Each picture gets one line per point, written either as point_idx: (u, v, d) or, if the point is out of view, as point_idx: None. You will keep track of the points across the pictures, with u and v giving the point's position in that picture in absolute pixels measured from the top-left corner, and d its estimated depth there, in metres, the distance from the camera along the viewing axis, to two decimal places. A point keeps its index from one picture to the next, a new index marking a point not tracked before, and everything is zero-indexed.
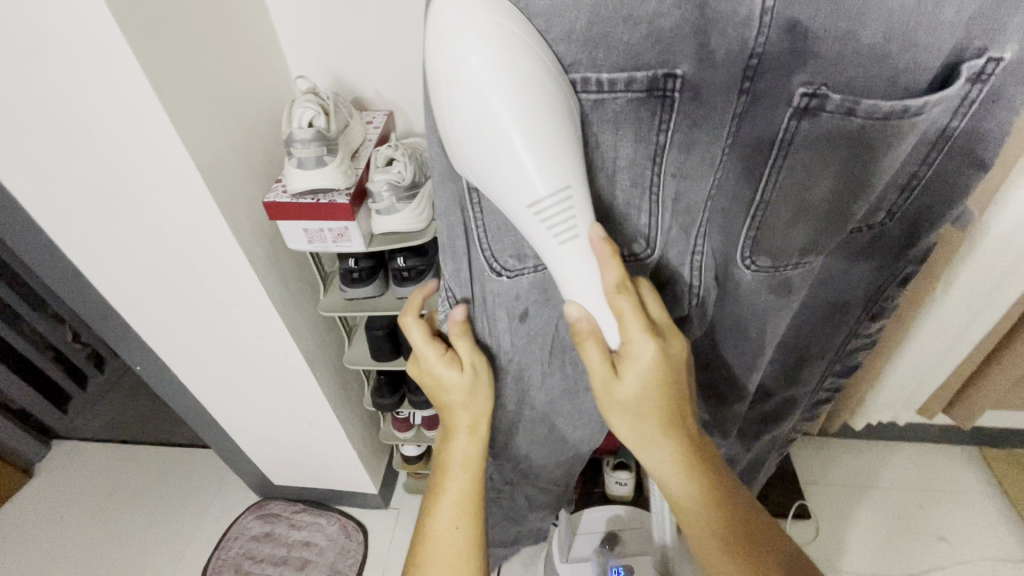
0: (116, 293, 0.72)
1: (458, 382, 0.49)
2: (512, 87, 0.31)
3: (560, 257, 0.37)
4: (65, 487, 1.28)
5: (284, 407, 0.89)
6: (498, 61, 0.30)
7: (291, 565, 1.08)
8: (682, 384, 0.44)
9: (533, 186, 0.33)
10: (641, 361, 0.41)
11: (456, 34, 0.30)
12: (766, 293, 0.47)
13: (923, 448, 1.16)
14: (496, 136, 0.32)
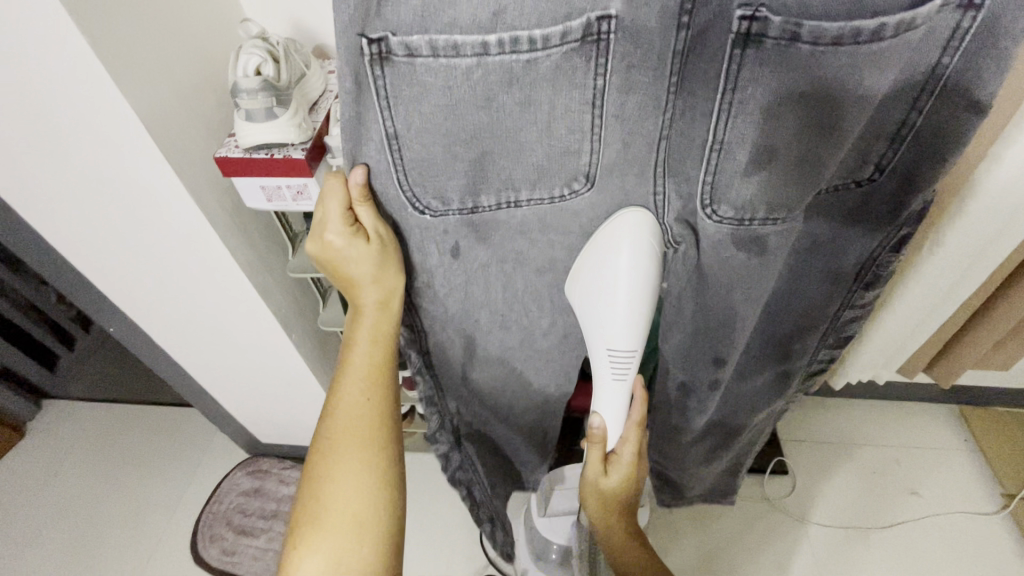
0: (78, 257, 0.70)
1: (361, 252, 0.44)
2: (637, 279, 0.42)
3: (607, 387, 0.47)
4: (58, 446, 1.31)
5: (263, 368, 0.89)
6: (637, 266, 0.42)
7: (281, 519, 1.11)
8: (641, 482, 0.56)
9: (615, 342, 0.44)
10: (624, 462, 0.52)
11: (619, 236, 0.43)
12: (733, 248, 0.44)
13: (905, 407, 1.17)
14: (603, 300, 0.44)
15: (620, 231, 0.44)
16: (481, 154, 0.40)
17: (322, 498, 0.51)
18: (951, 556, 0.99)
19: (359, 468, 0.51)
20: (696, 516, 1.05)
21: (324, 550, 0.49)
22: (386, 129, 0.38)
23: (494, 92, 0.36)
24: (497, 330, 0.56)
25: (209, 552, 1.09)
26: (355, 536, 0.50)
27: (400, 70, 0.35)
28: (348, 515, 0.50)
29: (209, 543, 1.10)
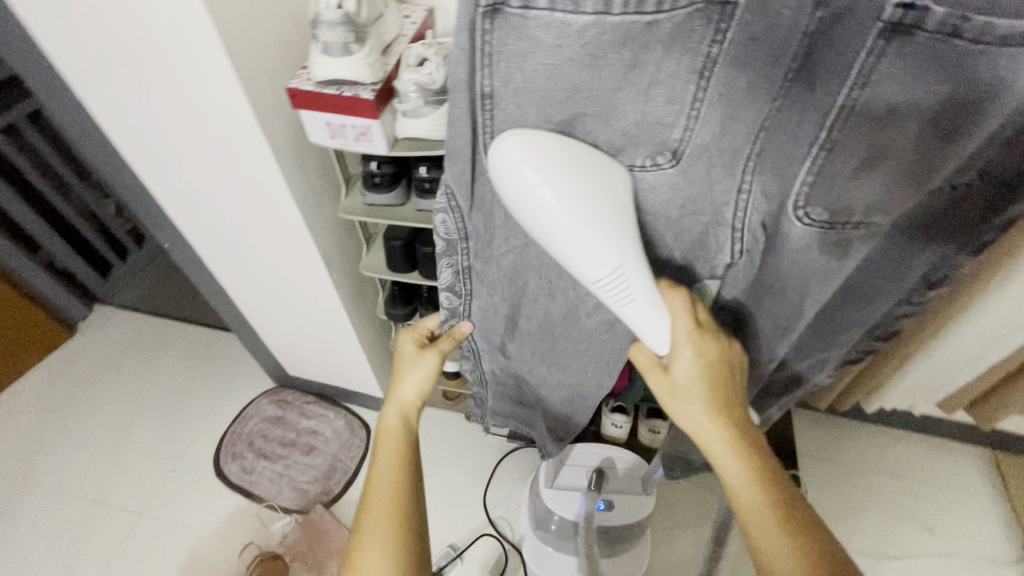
0: (147, 170, 0.72)
1: (418, 352, 0.61)
2: (556, 184, 0.37)
3: (629, 310, 0.42)
4: (103, 348, 1.38)
5: (301, 303, 0.92)
6: (545, 168, 0.37)
7: (298, 449, 1.16)
8: (726, 378, 0.46)
9: (592, 268, 0.39)
10: (678, 346, 0.44)
11: (518, 166, 0.37)
12: (815, 251, 0.42)
13: (933, 441, 1.13)
14: (546, 225, 0.38)
15: (515, 161, 0.37)
16: (572, 117, 0.38)
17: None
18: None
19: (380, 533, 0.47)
20: (700, 514, 1.06)
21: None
22: (483, 87, 0.37)
23: (605, 52, 0.35)
24: (543, 296, 0.55)
25: (228, 468, 1.14)
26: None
27: (512, 22, 0.34)
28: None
29: (230, 459, 1.15)
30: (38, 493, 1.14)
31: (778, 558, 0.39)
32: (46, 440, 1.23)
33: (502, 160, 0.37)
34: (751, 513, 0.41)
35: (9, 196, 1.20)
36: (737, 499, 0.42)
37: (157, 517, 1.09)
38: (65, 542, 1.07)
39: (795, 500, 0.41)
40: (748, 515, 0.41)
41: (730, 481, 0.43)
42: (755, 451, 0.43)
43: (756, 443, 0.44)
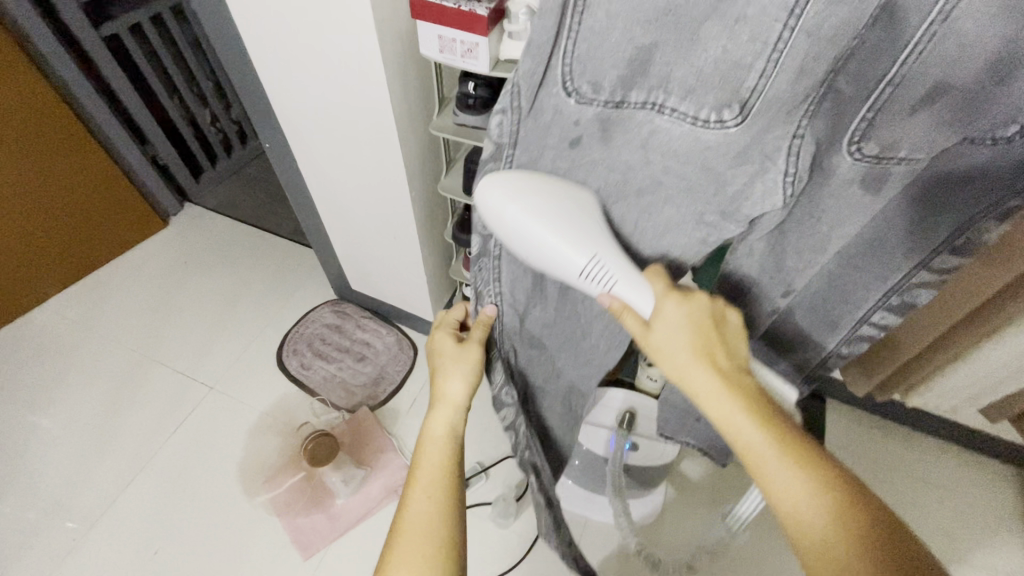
0: (266, 68, 0.80)
1: (453, 346, 0.55)
2: (529, 189, 0.39)
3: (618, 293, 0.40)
4: (190, 242, 1.52)
5: (377, 216, 0.98)
6: (516, 183, 0.39)
7: (351, 355, 1.27)
8: (720, 336, 0.41)
9: (575, 259, 0.39)
10: (672, 307, 0.40)
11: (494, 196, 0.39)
12: (854, 185, 0.39)
13: (969, 455, 1.12)
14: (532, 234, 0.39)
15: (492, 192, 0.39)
16: (651, 44, 0.33)
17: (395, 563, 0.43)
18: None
19: (433, 522, 0.45)
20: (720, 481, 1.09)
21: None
22: None
23: None
24: None
25: (289, 361, 1.25)
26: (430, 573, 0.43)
27: None
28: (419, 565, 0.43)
29: (291, 354, 1.26)
30: (125, 356, 1.29)
31: (803, 507, 0.35)
32: (135, 314, 1.36)
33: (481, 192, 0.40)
34: (760, 466, 0.37)
35: (127, 86, 1.31)
36: (744, 453, 0.38)
37: (224, 394, 1.21)
38: (145, 402, 1.21)
39: (807, 447, 0.37)
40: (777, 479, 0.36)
41: (733, 439, 0.38)
42: (756, 405, 0.38)
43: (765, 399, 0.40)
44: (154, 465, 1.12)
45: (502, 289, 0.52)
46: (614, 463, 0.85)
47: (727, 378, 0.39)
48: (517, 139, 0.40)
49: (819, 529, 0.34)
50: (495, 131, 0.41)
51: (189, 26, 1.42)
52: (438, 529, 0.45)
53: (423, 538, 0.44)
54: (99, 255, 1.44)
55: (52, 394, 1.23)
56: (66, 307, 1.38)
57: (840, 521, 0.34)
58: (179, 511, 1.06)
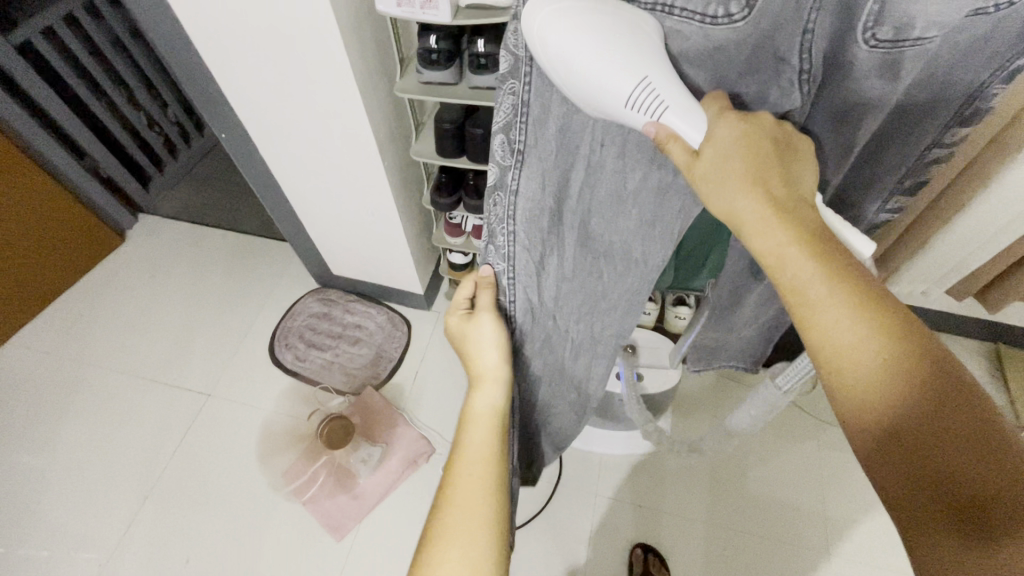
0: (210, 52, 0.75)
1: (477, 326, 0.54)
2: (584, 5, 0.33)
3: (669, 120, 0.34)
4: (152, 254, 1.46)
5: (350, 193, 0.96)
6: (566, 0, 0.34)
7: (345, 340, 1.26)
8: (777, 169, 0.35)
9: (622, 88, 0.34)
10: (722, 137, 0.35)
11: (542, 19, 0.34)
12: (872, 78, 0.38)
13: (936, 336, 1.22)
14: (582, 60, 0.34)
15: (540, 14, 0.34)
16: None
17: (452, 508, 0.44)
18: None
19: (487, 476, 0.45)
20: (714, 403, 1.15)
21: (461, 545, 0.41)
22: None
23: None
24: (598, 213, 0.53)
25: (283, 355, 1.24)
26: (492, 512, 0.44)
27: None
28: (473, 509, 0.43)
29: (284, 349, 1.25)
30: (107, 379, 1.24)
31: (850, 343, 0.32)
32: (110, 334, 1.31)
33: (526, 20, 0.35)
34: (810, 303, 0.33)
35: (51, 96, 1.22)
36: (789, 288, 0.34)
37: (223, 398, 1.19)
38: (141, 421, 1.18)
39: (880, 296, 0.33)
40: (838, 325, 0.32)
41: (780, 273, 0.34)
42: (821, 243, 0.33)
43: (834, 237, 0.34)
44: (164, 478, 1.10)
45: (515, 226, 0.47)
46: (630, 394, 0.90)
47: (785, 208, 0.34)
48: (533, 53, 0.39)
49: (860, 364, 0.32)
50: (511, 42, 0.40)
51: (106, 24, 1.32)
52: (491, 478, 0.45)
53: (477, 485, 0.45)
54: (59, 281, 1.36)
55: (37, 429, 1.17)
56: (33, 339, 1.31)
57: (889, 355, 0.31)
58: (201, 519, 1.05)
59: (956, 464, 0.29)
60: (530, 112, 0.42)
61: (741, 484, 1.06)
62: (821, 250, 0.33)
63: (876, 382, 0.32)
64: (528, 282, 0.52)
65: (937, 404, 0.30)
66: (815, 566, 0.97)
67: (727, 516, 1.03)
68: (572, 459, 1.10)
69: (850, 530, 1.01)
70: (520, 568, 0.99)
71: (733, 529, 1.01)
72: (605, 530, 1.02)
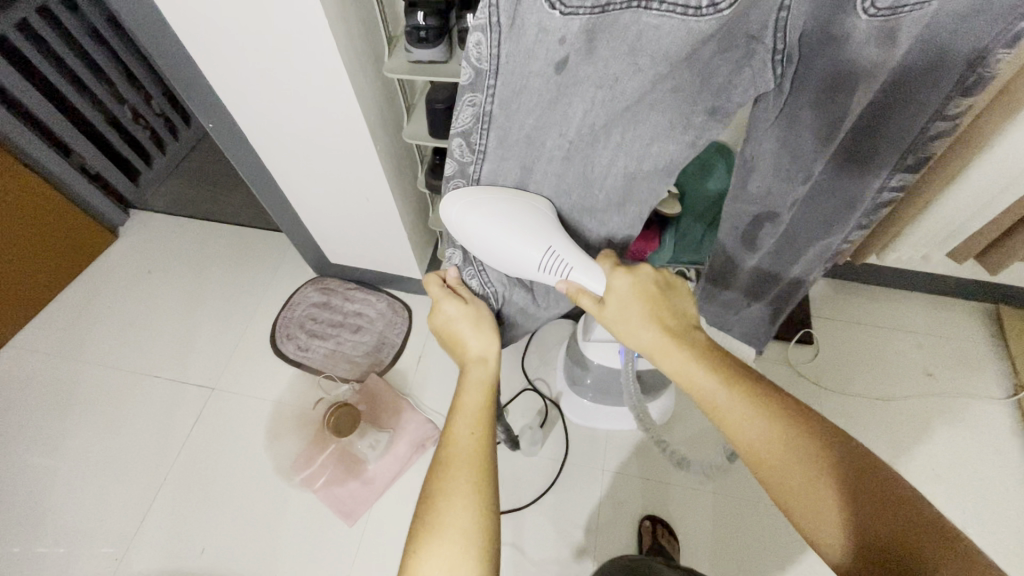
0: (193, 42, 0.73)
1: (464, 310, 0.57)
2: (491, 210, 0.51)
3: (572, 275, 0.51)
4: (147, 250, 1.44)
5: (342, 179, 0.95)
6: (480, 211, 0.51)
7: (347, 328, 1.26)
8: (666, 306, 0.49)
9: (533, 258, 0.51)
10: (622, 288, 0.49)
11: (465, 222, 0.52)
12: (869, 46, 0.44)
13: (936, 299, 1.22)
14: (500, 247, 0.51)
15: (454, 208, 0.52)
16: None
17: (448, 458, 0.45)
18: (968, 435, 1.05)
19: (479, 434, 0.47)
20: None
21: (461, 489, 0.43)
22: None
23: None
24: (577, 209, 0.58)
25: (285, 346, 1.24)
26: (482, 467, 0.44)
27: None
28: (470, 451, 0.45)
29: (285, 340, 1.24)
30: (110, 377, 1.24)
31: (750, 437, 0.42)
32: (110, 332, 1.30)
33: (453, 221, 0.53)
34: (716, 407, 0.44)
35: (33, 93, 1.20)
36: (695, 394, 0.45)
37: (227, 391, 1.19)
38: (146, 417, 1.18)
39: (767, 399, 0.43)
40: (743, 433, 0.42)
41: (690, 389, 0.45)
42: (706, 357, 0.46)
43: (722, 360, 0.46)
44: (175, 472, 1.11)
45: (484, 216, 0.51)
46: (629, 375, 0.88)
47: (673, 333, 0.47)
48: (497, 66, 0.41)
49: (774, 458, 0.41)
50: (473, 54, 0.41)
51: (83, 16, 1.29)
52: (484, 421, 0.48)
53: (470, 444, 0.46)
54: (55, 280, 1.35)
55: (45, 429, 1.17)
56: (33, 341, 1.30)
57: (796, 453, 0.40)
58: (213, 510, 1.06)
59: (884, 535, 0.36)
60: (493, 118, 0.46)
61: None
62: (709, 364, 0.45)
63: (786, 467, 0.40)
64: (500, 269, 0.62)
65: (856, 486, 0.38)
66: None
67: (732, 485, 1.04)
68: (577, 436, 1.11)
69: None
70: (531, 545, 1.00)
71: (738, 498, 1.03)
72: (612, 504, 1.03)
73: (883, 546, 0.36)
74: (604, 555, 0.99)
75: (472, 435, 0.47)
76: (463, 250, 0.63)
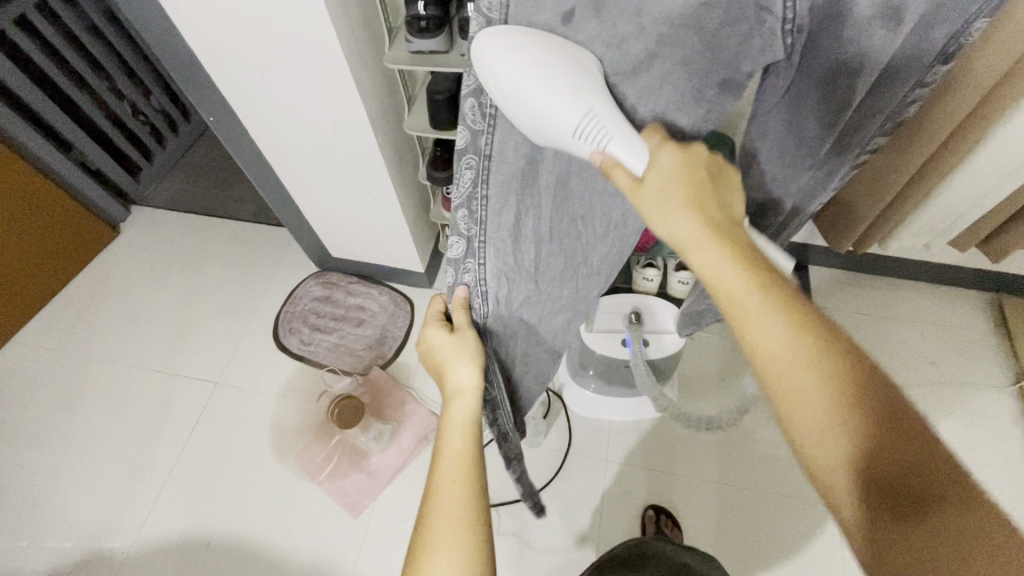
0: (193, 35, 0.73)
1: (448, 340, 0.53)
2: (532, 47, 0.40)
3: (609, 147, 0.41)
4: (148, 246, 1.44)
5: (343, 171, 0.95)
6: (515, 46, 0.40)
7: (349, 322, 1.26)
8: (711, 195, 0.42)
9: (565, 119, 0.41)
10: (664, 165, 0.41)
11: (492, 52, 0.40)
12: (876, 22, 0.42)
13: (938, 288, 1.22)
14: (525, 100, 0.41)
15: (489, 48, 0.41)
16: None
17: (431, 513, 0.44)
18: (970, 423, 1.06)
19: (464, 486, 0.45)
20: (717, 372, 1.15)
21: (451, 545, 0.41)
22: None
23: None
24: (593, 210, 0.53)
25: (288, 341, 1.24)
26: (465, 525, 0.42)
27: None
28: (455, 507, 0.43)
29: (288, 334, 1.25)
30: (114, 372, 1.24)
31: (773, 344, 0.37)
32: (114, 328, 1.31)
33: (478, 52, 0.42)
34: (738, 305, 0.38)
35: (33, 88, 1.19)
36: (722, 292, 0.39)
37: (231, 386, 1.20)
38: (150, 412, 1.19)
39: (804, 313, 0.37)
40: (764, 341, 0.37)
41: (718, 286, 0.39)
42: (743, 256, 0.39)
43: (762, 262, 0.39)
44: (180, 466, 1.12)
45: (489, 189, 0.49)
46: (638, 363, 0.90)
47: (715, 226, 0.40)
48: (507, 16, 0.42)
49: (793, 369, 0.36)
50: (488, 10, 0.42)
51: (81, 10, 1.29)
52: (468, 465, 0.46)
53: (454, 497, 0.44)
54: (58, 276, 1.35)
55: (50, 425, 1.18)
56: (37, 337, 1.30)
57: (825, 373, 0.35)
58: (218, 503, 1.07)
59: (891, 468, 0.33)
60: None
61: (749, 443, 1.07)
62: (747, 264, 0.39)
63: (805, 384, 0.36)
64: (502, 245, 0.51)
65: (879, 419, 0.34)
66: (824, 520, 0.99)
67: (734, 474, 1.05)
68: (580, 428, 1.11)
69: None
70: (534, 536, 1.01)
71: (740, 487, 1.03)
72: (615, 495, 1.04)
73: (890, 478, 0.32)
74: (607, 544, 0.99)
75: (455, 486, 0.44)
76: (470, 226, 0.51)
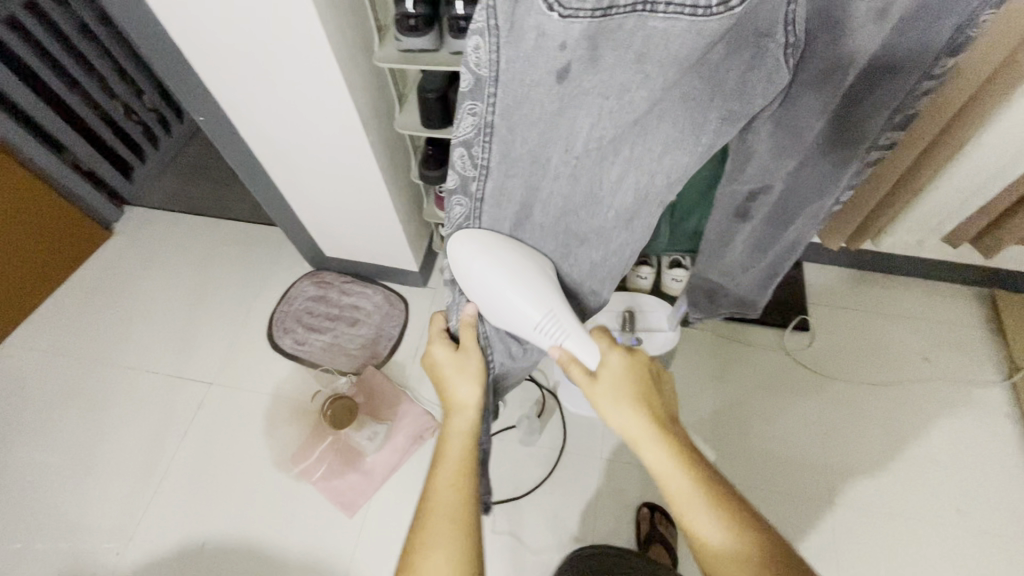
0: (182, 37, 0.73)
1: (452, 356, 0.55)
2: (498, 258, 0.51)
3: (567, 342, 0.52)
4: (142, 246, 1.44)
5: (335, 170, 0.94)
6: (486, 251, 0.52)
7: (344, 321, 1.26)
8: (653, 397, 0.52)
9: (530, 314, 0.51)
10: (615, 366, 0.52)
11: (469, 257, 0.52)
12: (868, 24, 0.43)
13: (931, 283, 1.22)
14: (494, 295, 0.51)
15: (470, 262, 0.52)
16: None
17: (428, 519, 0.47)
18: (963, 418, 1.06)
19: (457, 494, 0.49)
20: (711, 368, 1.15)
21: (443, 545, 0.46)
22: None
23: None
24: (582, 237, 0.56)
25: (283, 341, 1.24)
26: (458, 534, 0.47)
27: None
28: (449, 514, 0.47)
29: (283, 334, 1.25)
30: (108, 373, 1.24)
31: (708, 529, 0.45)
32: (107, 328, 1.31)
33: (457, 255, 0.53)
34: (676, 497, 0.47)
35: (24, 89, 1.19)
36: (665, 484, 0.48)
37: (225, 386, 1.20)
38: (144, 412, 1.18)
39: (731, 501, 0.46)
40: (699, 528, 0.46)
41: (660, 479, 0.48)
42: (681, 452, 0.48)
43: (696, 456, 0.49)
44: (174, 466, 1.12)
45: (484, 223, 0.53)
46: None
47: (657, 426, 0.50)
48: (496, 73, 0.42)
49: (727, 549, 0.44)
50: (473, 61, 0.43)
51: (72, 10, 1.28)
52: (461, 475, 0.50)
53: (450, 504, 0.48)
54: (51, 277, 1.35)
55: (44, 426, 1.18)
56: (31, 338, 1.30)
57: (753, 548, 0.44)
58: (212, 503, 1.07)
59: None
60: (494, 131, 0.46)
61: (743, 439, 1.08)
62: (684, 459, 0.48)
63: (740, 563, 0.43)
64: None
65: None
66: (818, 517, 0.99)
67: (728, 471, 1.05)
68: (575, 426, 1.12)
69: (851, 478, 1.02)
70: (529, 533, 1.01)
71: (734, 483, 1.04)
72: (610, 492, 1.04)
73: None
74: (602, 542, 0.99)
75: (453, 491, 0.49)
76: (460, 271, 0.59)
